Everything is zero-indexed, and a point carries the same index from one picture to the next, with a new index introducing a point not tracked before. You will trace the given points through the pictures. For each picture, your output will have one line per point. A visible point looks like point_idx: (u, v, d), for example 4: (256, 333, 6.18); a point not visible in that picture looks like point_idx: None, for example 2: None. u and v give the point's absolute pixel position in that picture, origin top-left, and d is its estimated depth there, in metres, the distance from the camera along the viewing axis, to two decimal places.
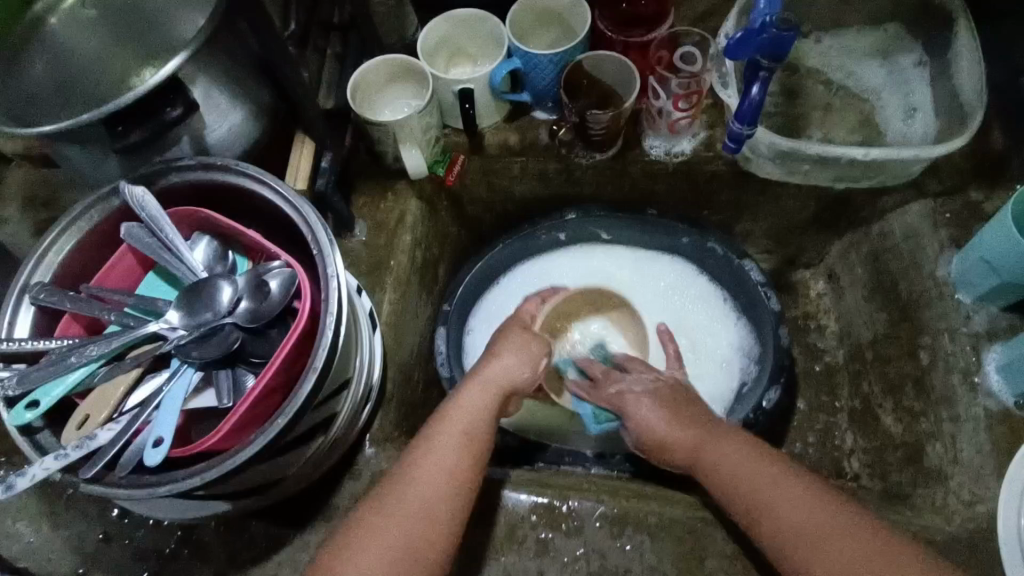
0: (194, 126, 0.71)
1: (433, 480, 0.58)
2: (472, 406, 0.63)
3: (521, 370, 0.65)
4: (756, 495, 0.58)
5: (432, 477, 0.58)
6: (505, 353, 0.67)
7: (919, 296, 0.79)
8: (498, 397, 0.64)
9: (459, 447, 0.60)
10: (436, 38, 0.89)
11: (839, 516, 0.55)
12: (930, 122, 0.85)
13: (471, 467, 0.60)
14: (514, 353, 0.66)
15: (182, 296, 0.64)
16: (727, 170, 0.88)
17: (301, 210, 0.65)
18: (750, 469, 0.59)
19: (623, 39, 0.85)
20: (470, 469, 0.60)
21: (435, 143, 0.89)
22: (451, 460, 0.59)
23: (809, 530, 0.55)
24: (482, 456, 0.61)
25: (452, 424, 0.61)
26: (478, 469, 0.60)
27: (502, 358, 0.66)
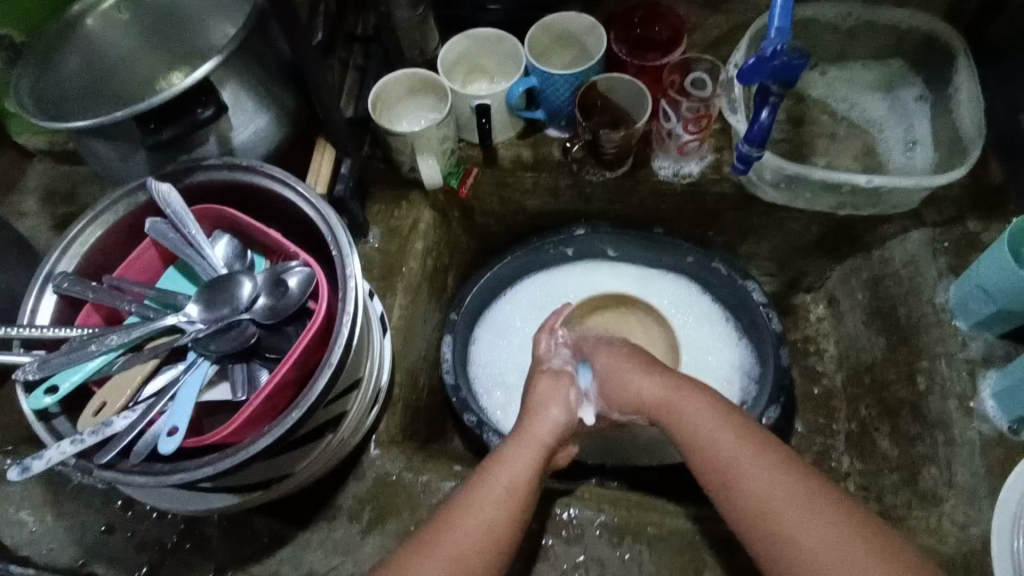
0: (221, 127, 0.73)
1: (474, 538, 0.58)
2: (516, 458, 0.65)
3: (560, 417, 0.71)
4: (716, 456, 0.59)
5: (481, 517, 0.59)
6: (544, 405, 0.72)
7: (918, 322, 0.82)
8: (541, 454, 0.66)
9: (504, 499, 0.60)
10: (456, 54, 0.92)
11: (798, 485, 0.55)
12: (929, 154, 0.89)
13: (515, 522, 0.60)
14: (556, 406, 0.72)
15: (203, 290, 0.66)
16: (733, 192, 0.90)
17: (321, 212, 0.67)
18: (716, 426, 0.61)
19: (636, 63, 0.88)
20: (513, 524, 0.60)
21: (450, 155, 0.91)
22: (494, 512, 0.59)
23: (761, 495, 0.55)
24: (523, 509, 0.61)
25: (499, 476, 0.62)
26: (520, 522, 0.60)
27: (549, 412, 0.71)
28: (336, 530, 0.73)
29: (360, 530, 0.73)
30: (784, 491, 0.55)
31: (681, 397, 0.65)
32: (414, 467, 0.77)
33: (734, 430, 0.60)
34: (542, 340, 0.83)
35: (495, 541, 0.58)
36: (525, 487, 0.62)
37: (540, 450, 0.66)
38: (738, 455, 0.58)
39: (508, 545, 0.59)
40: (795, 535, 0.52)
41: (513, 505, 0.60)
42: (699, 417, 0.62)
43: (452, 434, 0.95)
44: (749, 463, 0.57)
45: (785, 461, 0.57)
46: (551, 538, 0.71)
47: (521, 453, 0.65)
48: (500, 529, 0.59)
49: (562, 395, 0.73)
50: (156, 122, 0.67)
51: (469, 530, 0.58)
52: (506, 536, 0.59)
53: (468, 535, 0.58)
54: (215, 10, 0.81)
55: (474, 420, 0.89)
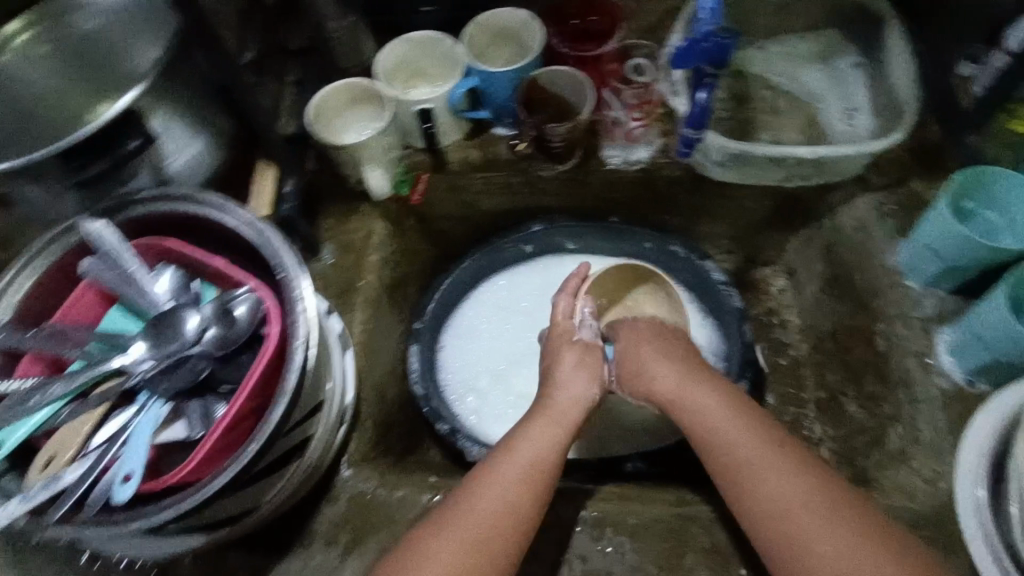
0: (153, 156, 0.70)
1: (484, 521, 0.58)
2: (537, 437, 0.66)
3: (588, 390, 0.72)
4: (730, 452, 0.62)
5: (494, 499, 0.60)
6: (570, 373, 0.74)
7: (873, 286, 0.83)
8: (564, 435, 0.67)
9: (522, 475, 0.62)
10: (393, 60, 0.90)
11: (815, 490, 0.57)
12: (869, 121, 0.90)
13: (534, 499, 0.61)
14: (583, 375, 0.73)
15: (148, 328, 0.64)
16: (682, 174, 0.90)
17: (264, 236, 0.66)
18: (732, 424, 0.64)
19: (574, 54, 0.87)
20: (531, 499, 0.60)
21: (397, 163, 0.90)
22: (508, 492, 0.60)
23: (778, 498, 0.58)
24: (541, 490, 0.61)
25: (519, 456, 0.63)
26: (538, 500, 0.61)
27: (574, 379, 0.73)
28: (313, 556, 0.71)
29: (339, 554, 0.71)
30: (799, 494, 0.57)
31: (698, 398, 0.68)
32: (388, 482, 0.76)
33: (752, 430, 0.63)
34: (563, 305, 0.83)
35: (511, 515, 0.59)
36: (543, 466, 0.63)
37: (564, 428, 0.67)
38: (753, 453, 0.61)
39: (526, 518, 0.60)
40: (809, 530, 0.55)
41: (530, 480, 0.61)
42: (719, 415, 0.65)
43: (428, 444, 0.94)
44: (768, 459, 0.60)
45: (802, 464, 0.59)
46: (533, 538, 0.70)
47: (541, 435, 0.66)
48: (518, 504, 0.60)
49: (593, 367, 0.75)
50: (82, 158, 0.65)
51: (480, 510, 0.59)
52: (523, 516, 0.59)
53: (480, 514, 0.58)
54: (140, 36, 0.76)
55: (446, 428, 0.89)
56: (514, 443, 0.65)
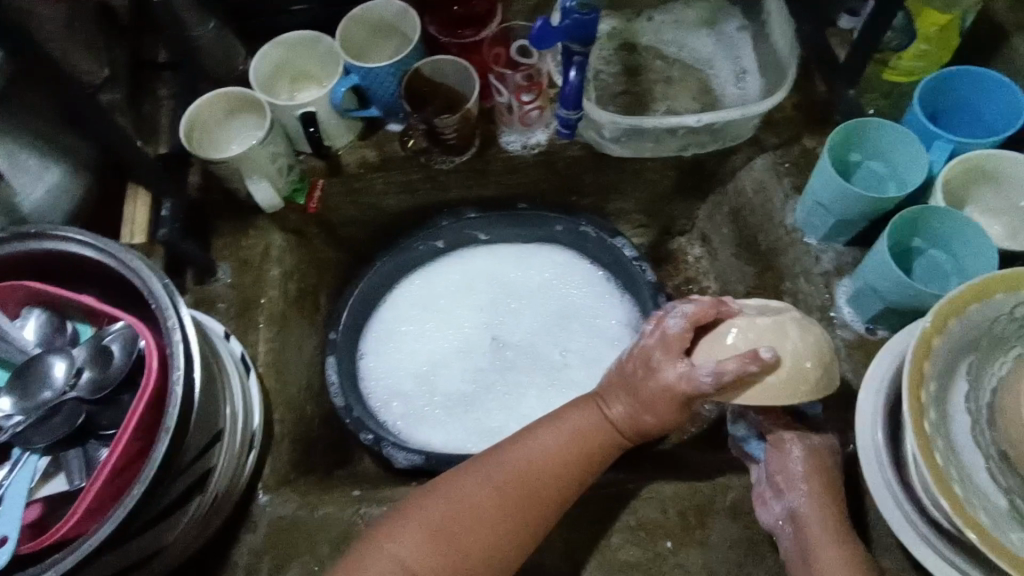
0: (2, 193, 0.65)
1: (498, 482, 0.63)
2: (570, 420, 0.67)
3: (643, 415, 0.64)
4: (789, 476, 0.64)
5: (508, 467, 0.64)
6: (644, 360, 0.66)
7: (776, 245, 0.84)
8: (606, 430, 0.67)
9: (552, 451, 0.65)
10: (271, 65, 0.87)
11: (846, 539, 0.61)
12: (758, 82, 0.91)
13: (557, 478, 0.64)
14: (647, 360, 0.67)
15: (13, 379, 0.59)
16: (585, 153, 0.90)
17: (130, 265, 0.61)
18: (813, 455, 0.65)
19: (454, 41, 0.85)
20: (556, 478, 0.63)
21: (288, 172, 0.86)
22: (526, 457, 0.64)
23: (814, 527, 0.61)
24: (564, 467, 0.64)
25: (549, 432, 0.66)
26: (560, 475, 0.64)
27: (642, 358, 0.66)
28: None
29: None
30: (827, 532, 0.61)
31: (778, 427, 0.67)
32: (309, 503, 0.73)
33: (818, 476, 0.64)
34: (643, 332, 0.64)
35: (527, 483, 0.63)
36: (572, 450, 0.65)
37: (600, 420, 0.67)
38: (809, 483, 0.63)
39: (547, 489, 0.63)
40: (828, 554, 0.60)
41: (559, 463, 0.64)
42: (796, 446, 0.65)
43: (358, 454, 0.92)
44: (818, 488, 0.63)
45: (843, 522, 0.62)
46: None
47: (576, 421, 0.67)
48: (540, 478, 0.63)
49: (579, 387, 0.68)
50: None
51: (492, 473, 0.63)
52: (538, 483, 0.63)
53: (506, 476, 0.63)
54: None
55: (371, 437, 0.85)
56: (547, 419, 0.68)
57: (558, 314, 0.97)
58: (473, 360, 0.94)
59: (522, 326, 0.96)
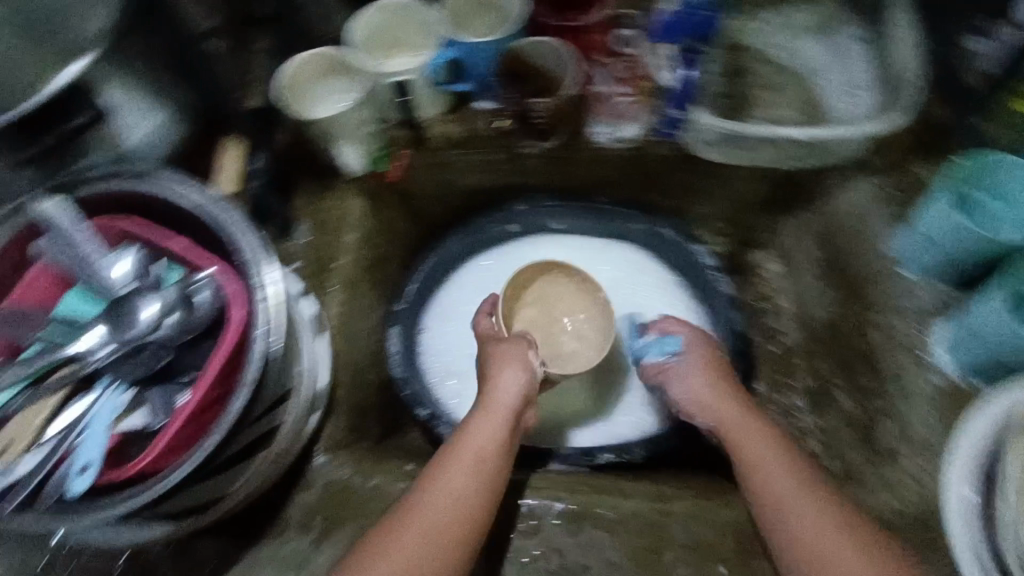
0: (108, 131, 0.66)
1: (436, 513, 0.59)
2: (480, 426, 0.68)
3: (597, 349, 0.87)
4: (748, 446, 0.67)
5: (442, 501, 0.60)
6: (500, 370, 0.74)
7: (867, 274, 0.80)
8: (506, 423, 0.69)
9: (473, 467, 0.64)
10: (369, 30, 0.85)
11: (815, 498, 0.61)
12: (870, 97, 0.84)
13: (486, 490, 0.63)
14: (512, 368, 0.74)
15: (106, 312, 0.60)
16: (674, 154, 0.86)
17: (224, 219, 0.62)
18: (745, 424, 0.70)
19: (558, 23, 0.82)
20: (485, 491, 0.62)
21: (374, 138, 0.85)
22: (459, 483, 0.62)
23: (777, 496, 0.62)
24: (494, 476, 0.64)
25: (464, 449, 0.65)
26: (493, 487, 0.63)
27: (503, 374, 0.74)
28: (285, 544, 0.70)
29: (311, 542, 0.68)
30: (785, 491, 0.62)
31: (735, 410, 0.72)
32: (363, 471, 0.74)
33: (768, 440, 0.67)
34: (482, 318, 0.83)
35: (462, 510, 0.60)
36: (496, 456, 0.66)
37: (504, 417, 0.70)
38: (755, 452, 0.67)
39: (485, 502, 0.62)
40: (803, 522, 0.59)
41: (486, 462, 0.64)
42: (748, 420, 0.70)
43: (409, 427, 0.93)
44: (771, 453, 0.66)
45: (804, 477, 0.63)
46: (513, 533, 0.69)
47: (484, 427, 0.68)
48: (472, 497, 0.61)
49: (521, 355, 0.76)
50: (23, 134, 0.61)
51: (431, 507, 0.60)
52: (475, 505, 0.61)
53: (441, 507, 0.60)
54: None
55: (426, 414, 0.88)
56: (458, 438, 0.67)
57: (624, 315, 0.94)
58: None
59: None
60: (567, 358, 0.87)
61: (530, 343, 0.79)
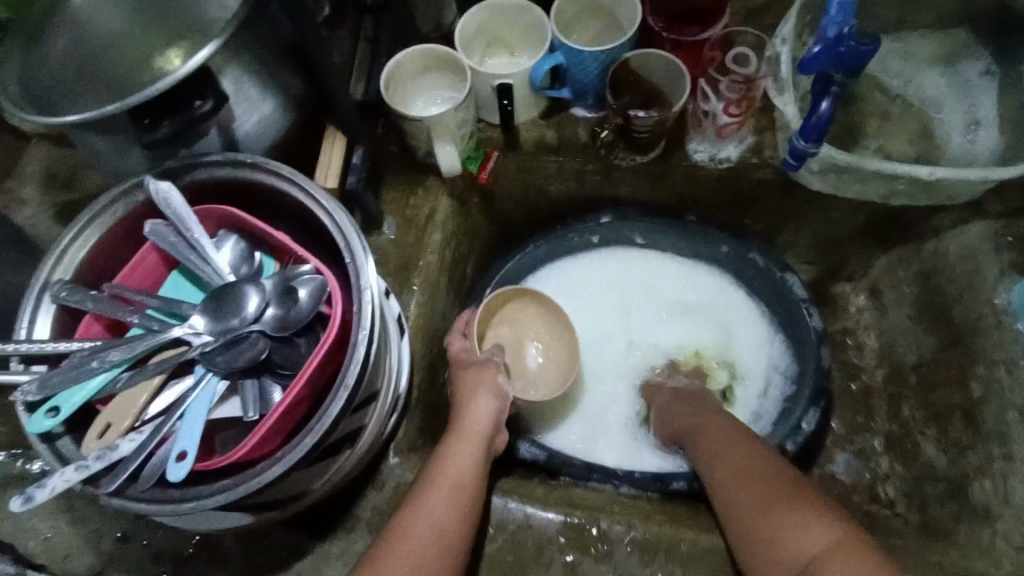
0: (222, 117, 0.66)
1: (427, 543, 0.57)
2: (459, 453, 0.65)
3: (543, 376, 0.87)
4: (719, 475, 0.66)
5: (426, 531, 0.58)
6: (471, 398, 0.71)
7: (974, 323, 0.76)
8: (482, 445, 0.68)
9: (451, 498, 0.61)
10: (473, 27, 0.83)
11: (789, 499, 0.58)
12: (994, 137, 0.80)
13: (465, 519, 0.61)
14: (487, 396, 0.72)
15: (209, 300, 0.61)
16: (775, 178, 0.83)
17: (333, 215, 0.62)
18: (721, 448, 0.68)
19: (673, 38, 0.80)
20: (463, 521, 0.60)
21: (469, 137, 0.85)
22: (441, 512, 0.60)
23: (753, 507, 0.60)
24: (473, 500, 0.62)
25: (444, 475, 0.63)
26: (471, 512, 0.62)
27: (477, 404, 0.71)
28: (356, 542, 0.71)
29: None
30: (770, 500, 0.59)
31: (710, 434, 0.71)
32: None
33: (743, 452, 0.66)
34: (454, 340, 0.81)
35: (446, 539, 0.58)
36: (473, 482, 0.63)
37: (479, 440, 0.68)
38: (728, 473, 0.65)
39: (464, 531, 0.60)
40: (786, 538, 0.55)
41: (467, 487, 0.63)
42: (720, 444, 0.69)
43: None
44: (740, 470, 0.64)
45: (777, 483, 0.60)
46: (583, 556, 0.68)
47: (459, 449, 0.66)
48: (452, 527, 0.59)
49: (491, 378, 0.74)
50: (151, 116, 0.61)
51: (418, 538, 0.57)
52: (461, 536, 0.59)
53: (421, 539, 0.57)
54: None
55: None
56: (436, 463, 0.64)
57: (711, 342, 0.93)
58: (609, 357, 0.93)
59: (667, 334, 0.94)
60: (534, 378, 0.87)
61: (499, 365, 0.77)
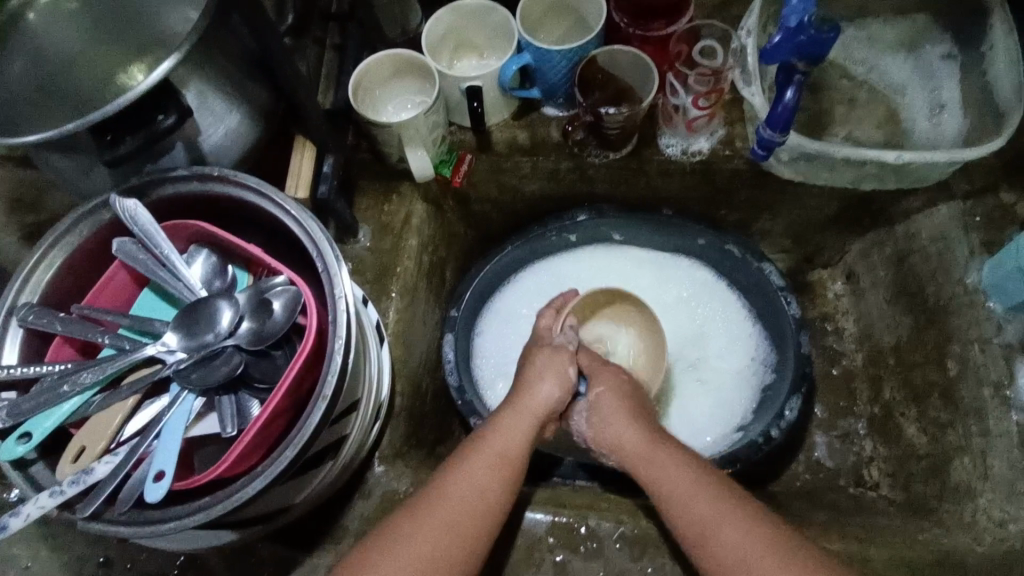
0: (188, 130, 0.66)
1: (468, 504, 0.59)
2: (509, 426, 0.66)
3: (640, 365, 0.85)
4: (688, 516, 0.56)
5: (469, 496, 0.59)
6: (538, 379, 0.71)
7: (947, 303, 0.77)
8: (535, 422, 0.68)
9: (496, 468, 0.62)
10: (440, 31, 0.83)
11: (788, 552, 0.52)
12: (958, 119, 0.81)
13: (509, 488, 0.61)
14: (552, 379, 0.71)
15: (180, 316, 0.61)
16: (747, 168, 0.83)
17: (305, 225, 0.61)
18: (691, 486, 0.58)
19: (639, 33, 0.80)
20: (507, 491, 0.61)
21: (441, 141, 0.85)
22: (487, 481, 0.61)
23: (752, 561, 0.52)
24: (519, 473, 0.63)
25: (489, 446, 0.63)
26: (516, 484, 0.62)
27: (543, 385, 0.70)
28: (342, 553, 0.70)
29: None
30: (762, 548, 0.52)
31: (660, 461, 0.61)
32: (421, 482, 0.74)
33: (689, 472, 0.59)
34: (544, 315, 0.81)
35: (488, 507, 0.59)
36: (520, 456, 0.64)
37: (535, 420, 0.68)
38: (704, 512, 0.56)
39: (505, 505, 0.61)
40: None
41: (512, 459, 0.63)
42: (681, 479, 0.59)
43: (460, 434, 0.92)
44: (722, 516, 0.55)
45: (772, 531, 0.53)
46: (572, 554, 0.68)
47: (513, 422, 0.66)
48: (496, 497, 0.60)
49: (561, 366, 0.72)
50: (113, 133, 0.60)
51: (460, 499, 0.59)
52: (503, 503, 0.60)
53: (462, 503, 0.59)
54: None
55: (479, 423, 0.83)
56: (480, 434, 0.65)
57: (694, 340, 0.93)
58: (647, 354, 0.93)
59: (677, 328, 0.94)
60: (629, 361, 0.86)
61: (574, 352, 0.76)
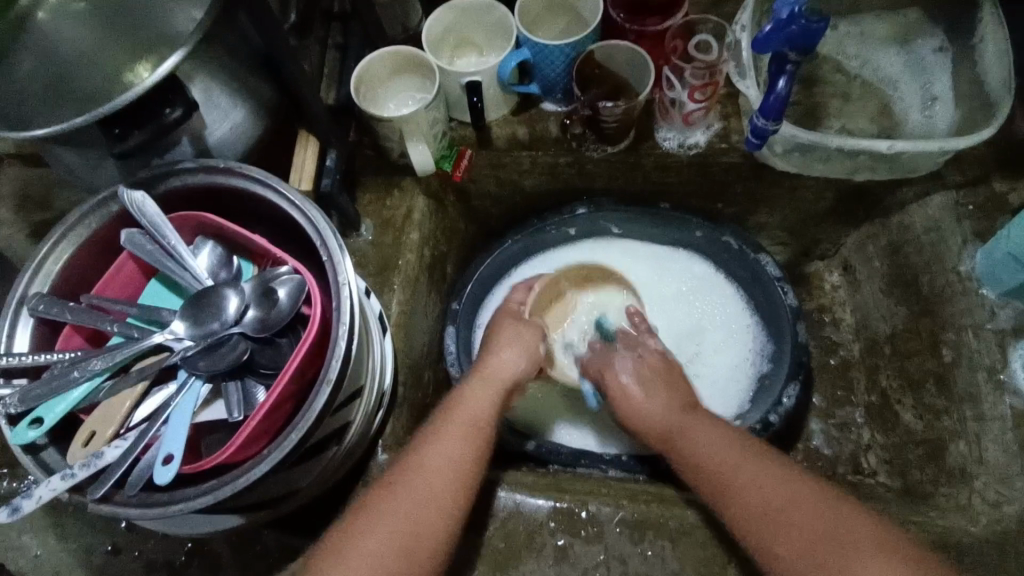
0: (193, 125, 0.67)
1: (440, 474, 0.60)
2: (475, 396, 0.68)
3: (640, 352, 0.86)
4: (712, 471, 0.61)
5: (438, 466, 0.60)
6: (503, 349, 0.74)
7: (942, 291, 0.78)
8: (499, 392, 0.69)
9: (465, 435, 0.63)
10: (440, 29, 0.85)
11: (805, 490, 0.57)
12: (950, 112, 0.83)
13: (476, 455, 0.62)
14: (516, 350, 0.73)
15: (187, 305, 0.62)
16: (743, 161, 0.85)
17: (309, 216, 0.62)
18: (725, 445, 0.62)
19: (635, 29, 0.82)
20: (478, 458, 0.63)
21: (442, 137, 0.86)
22: (458, 450, 0.62)
23: (779, 499, 0.56)
24: (485, 442, 0.64)
25: (458, 415, 0.65)
26: (484, 453, 0.64)
27: (503, 355, 0.73)
28: None
29: None
30: (782, 495, 0.56)
31: (692, 424, 0.66)
32: None
33: (720, 434, 0.63)
34: (516, 293, 0.84)
35: (460, 475, 0.61)
36: (485, 423, 0.66)
37: (499, 389, 0.69)
38: (732, 469, 0.60)
39: (473, 473, 0.62)
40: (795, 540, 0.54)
41: (479, 428, 0.65)
42: (710, 441, 0.63)
43: None
44: (747, 466, 0.60)
45: (786, 474, 0.58)
46: (573, 539, 0.69)
47: (480, 393, 0.68)
48: (467, 465, 0.61)
49: (524, 339, 0.75)
50: (121, 126, 0.61)
51: (432, 469, 0.60)
52: (474, 470, 0.62)
53: (436, 471, 0.60)
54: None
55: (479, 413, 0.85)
56: (451, 405, 0.67)
57: (690, 329, 0.94)
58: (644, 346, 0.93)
59: (674, 316, 0.94)
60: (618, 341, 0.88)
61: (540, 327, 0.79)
